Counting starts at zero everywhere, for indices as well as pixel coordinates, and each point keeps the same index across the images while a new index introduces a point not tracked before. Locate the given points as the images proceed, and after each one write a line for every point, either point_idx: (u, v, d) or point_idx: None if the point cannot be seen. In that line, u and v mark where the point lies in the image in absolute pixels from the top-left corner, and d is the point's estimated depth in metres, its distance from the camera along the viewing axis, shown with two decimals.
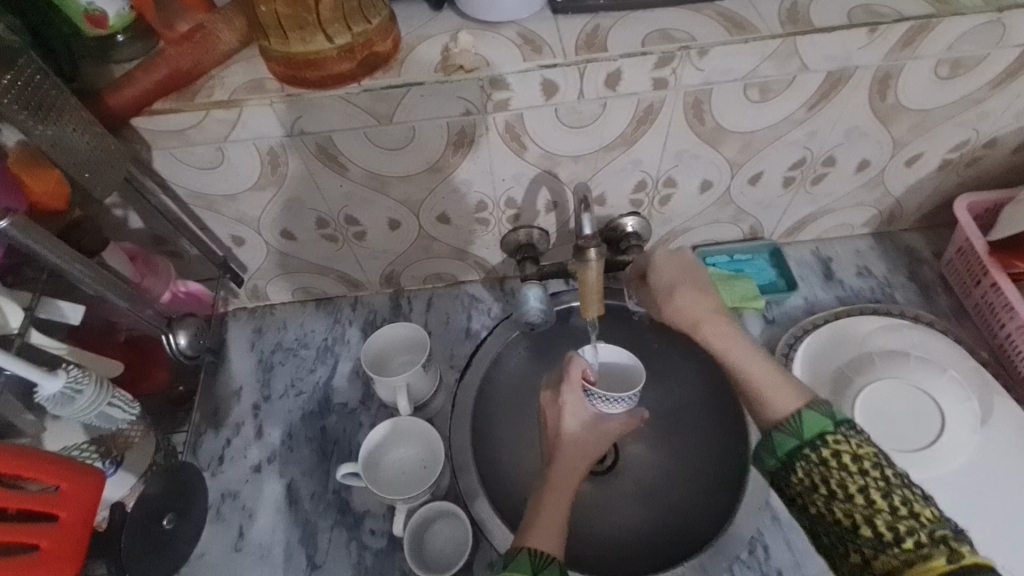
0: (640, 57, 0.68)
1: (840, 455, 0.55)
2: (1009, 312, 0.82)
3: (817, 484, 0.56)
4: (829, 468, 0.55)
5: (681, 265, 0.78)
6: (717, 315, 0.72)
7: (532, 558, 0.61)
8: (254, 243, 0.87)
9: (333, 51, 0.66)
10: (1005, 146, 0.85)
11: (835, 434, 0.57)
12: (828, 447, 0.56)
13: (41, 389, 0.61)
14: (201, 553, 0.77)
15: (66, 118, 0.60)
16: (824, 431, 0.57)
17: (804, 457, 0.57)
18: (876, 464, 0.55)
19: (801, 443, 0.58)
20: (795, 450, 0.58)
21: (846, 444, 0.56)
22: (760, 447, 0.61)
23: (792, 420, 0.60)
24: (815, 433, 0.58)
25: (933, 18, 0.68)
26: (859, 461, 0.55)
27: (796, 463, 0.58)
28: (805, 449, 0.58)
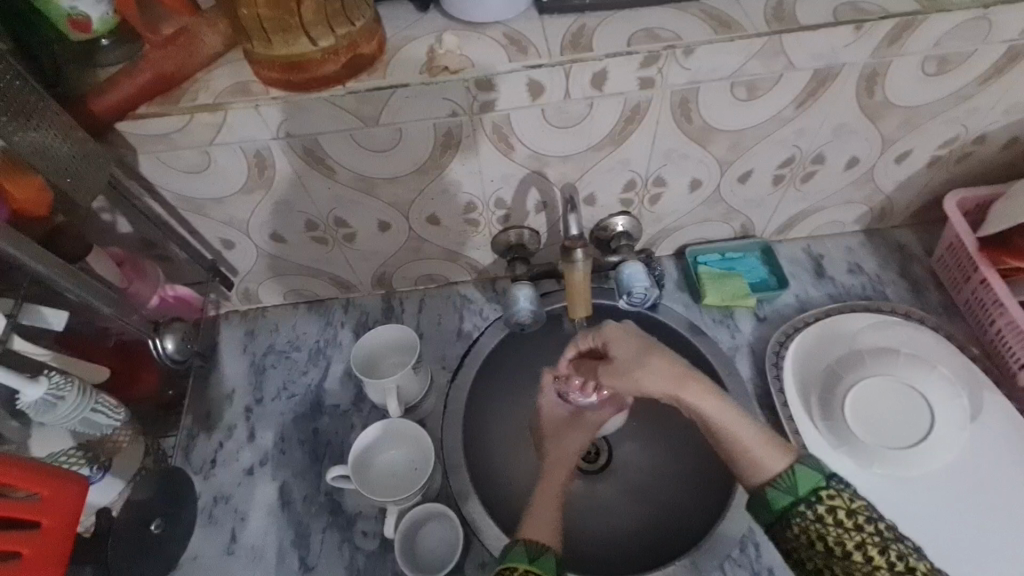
0: (626, 57, 0.67)
1: (836, 511, 0.60)
2: (998, 309, 0.82)
3: (815, 541, 0.60)
4: (826, 524, 0.60)
5: (635, 334, 0.77)
6: (687, 377, 0.71)
7: (528, 549, 0.64)
8: (244, 246, 0.87)
9: (319, 53, 0.66)
10: (994, 142, 0.85)
11: (828, 489, 0.61)
12: (823, 503, 0.60)
13: (24, 396, 0.63)
14: (193, 556, 0.76)
15: (47, 124, 0.60)
16: (817, 486, 0.61)
17: (800, 514, 0.61)
18: (869, 518, 0.60)
19: (795, 499, 0.62)
20: (790, 506, 0.62)
21: (840, 499, 0.60)
22: (754, 503, 0.65)
23: (785, 475, 0.63)
24: (809, 489, 0.61)
25: (919, 16, 0.68)
26: (853, 516, 0.60)
27: (792, 520, 0.61)
28: (800, 505, 0.61)
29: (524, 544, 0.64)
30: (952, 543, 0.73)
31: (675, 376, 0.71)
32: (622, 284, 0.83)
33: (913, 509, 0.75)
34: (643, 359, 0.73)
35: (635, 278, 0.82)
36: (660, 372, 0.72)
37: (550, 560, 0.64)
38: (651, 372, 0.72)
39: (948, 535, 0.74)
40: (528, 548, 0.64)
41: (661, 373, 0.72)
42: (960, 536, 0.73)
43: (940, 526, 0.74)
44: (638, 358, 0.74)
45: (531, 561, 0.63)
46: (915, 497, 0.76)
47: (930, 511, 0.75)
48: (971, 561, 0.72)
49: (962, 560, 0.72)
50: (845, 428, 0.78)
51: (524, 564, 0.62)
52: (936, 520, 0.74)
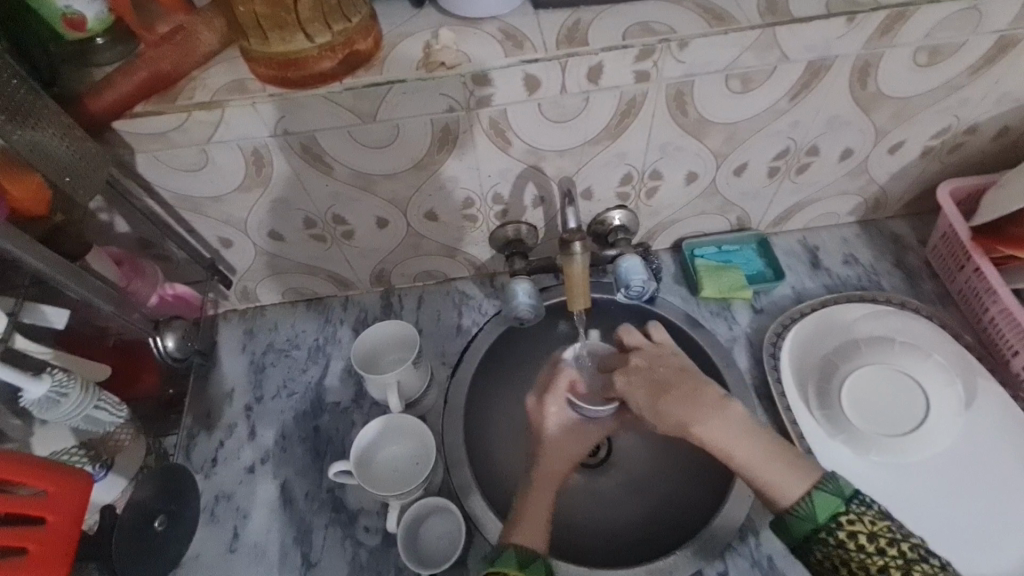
0: (621, 50, 0.68)
1: (856, 536, 0.58)
2: (992, 297, 0.83)
3: (838, 565, 0.59)
4: (848, 549, 0.58)
5: (647, 377, 0.77)
6: (699, 408, 0.70)
7: (518, 554, 0.65)
8: (242, 244, 0.87)
9: (315, 50, 0.66)
10: (986, 132, 0.85)
11: (848, 513, 0.59)
12: (843, 529, 0.59)
13: (25, 394, 0.63)
14: (196, 554, 0.77)
15: (45, 123, 0.61)
16: (837, 511, 0.60)
17: (822, 541, 0.60)
18: (892, 539, 0.58)
19: (815, 526, 0.60)
20: (811, 533, 0.60)
21: (860, 524, 0.58)
22: (778, 527, 0.63)
23: (804, 503, 0.61)
24: (829, 516, 0.60)
25: (910, 7, 0.69)
26: (876, 540, 0.58)
27: (813, 546, 0.60)
28: (821, 532, 0.60)
29: (515, 549, 0.66)
30: (944, 530, 0.74)
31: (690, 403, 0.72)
32: (620, 278, 0.82)
33: (906, 496, 0.76)
34: (661, 395, 0.74)
35: (632, 271, 0.82)
36: (677, 402, 0.72)
37: (541, 564, 0.65)
38: (655, 392, 0.75)
39: (940, 522, 0.74)
40: (519, 553, 0.66)
41: (670, 414, 0.72)
42: (954, 522, 0.74)
43: (933, 513, 0.75)
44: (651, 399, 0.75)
45: (522, 567, 0.64)
46: (908, 484, 0.77)
47: (923, 498, 0.76)
48: (964, 547, 0.73)
49: (954, 546, 0.73)
50: (841, 417, 0.78)
51: (514, 568, 0.64)
52: (929, 507, 0.75)
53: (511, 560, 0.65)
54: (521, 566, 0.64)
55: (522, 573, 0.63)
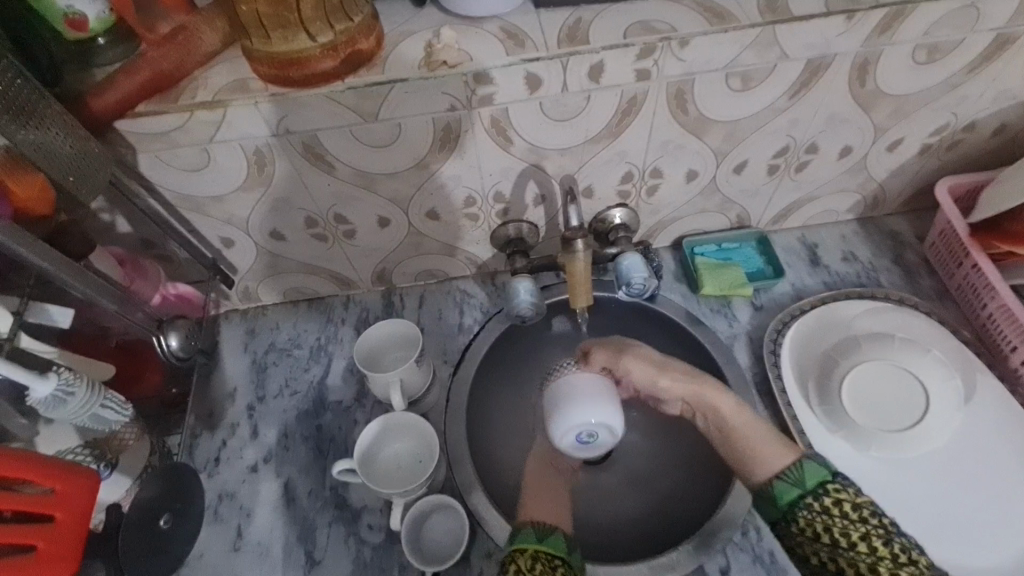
0: (622, 49, 0.68)
1: (841, 503, 0.63)
2: (990, 293, 0.84)
3: (820, 533, 0.62)
4: (832, 515, 0.62)
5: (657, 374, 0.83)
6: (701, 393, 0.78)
7: (535, 531, 0.67)
8: (243, 244, 0.87)
9: (316, 50, 0.66)
10: (984, 129, 0.86)
11: (834, 483, 0.64)
12: (829, 496, 0.64)
13: (34, 392, 0.63)
14: (200, 553, 0.77)
15: (48, 121, 0.61)
16: (824, 480, 0.65)
17: (807, 506, 0.64)
18: (874, 511, 0.62)
19: (802, 491, 0.65)
20: (797, 499, 0.65)
21: (845, 493, 0.63)
22: (764, 500, 0.68)
23: (794, 470, 0.67)
24: (816, 482, 0.65)
25: (909, 5, 0.69)
26: (858, 509, 0.62)
27: (797, 514, 0.65)
28: (807, 497, 0.65)
29: (532, 527, 0.67)
30: (941, 525, 0.74)
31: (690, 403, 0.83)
32: (621, 276, 0.83)
33: (903, 492, 0.77)
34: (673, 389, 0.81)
35: (633, 269, 0.82)
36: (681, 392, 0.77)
37: (558, 538, 0.66)
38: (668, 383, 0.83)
39: (938, 517, 0.75)
40: (537, 530, 0.67)
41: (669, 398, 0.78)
42: (951, 517, 0.75)
43: (930, 508, 0.76)
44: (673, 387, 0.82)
45: (539, 541, 0.65)
46: (906, 479, 0.78)
47: (921, 493, 0.77)
48: (961, 541, 0.73)
49: (951, 540, 0.73)
50: (842, 413, 0.79)
51: (532, 544, 0.65)
52: (927, 502, 0.76)
53: (530, 538, 0.66)
54: (538, 540, 0.66)
55: (540, 546, 0.65)
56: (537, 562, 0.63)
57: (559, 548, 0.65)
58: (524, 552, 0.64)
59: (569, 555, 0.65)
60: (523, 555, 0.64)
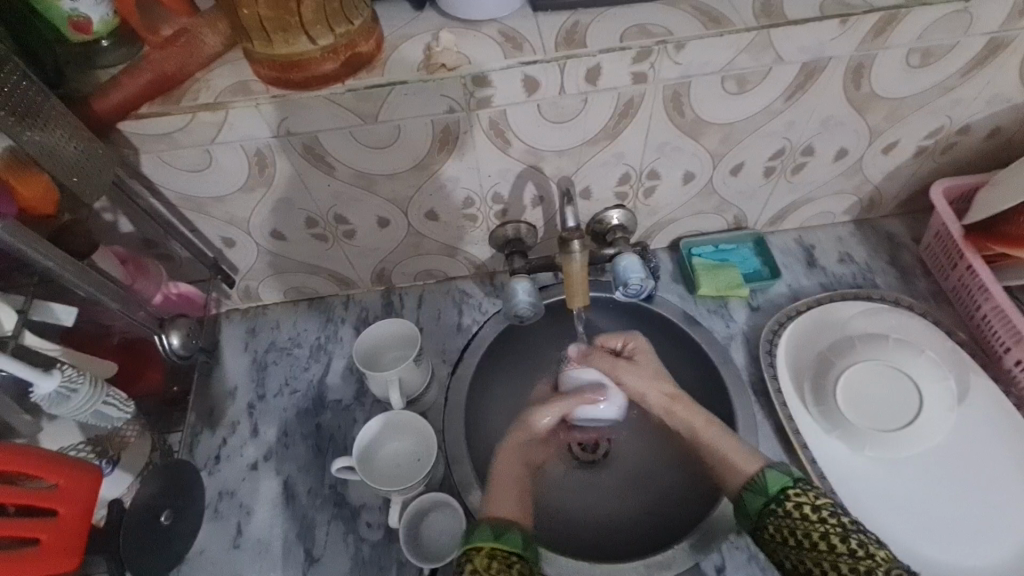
0: (618, 52, 0.69)
1: (801, 506, 0.64)
2: (984, 294, 0.84)
3: (786, 536, 0.64)
4: (794, 518, 0.64)
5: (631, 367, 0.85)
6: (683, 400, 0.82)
7: (492, 527, 0.67)
8: (244, 244, 0.88)
9: (318, 52, 0.67)
10: (979, 132, 0.87)
11: (795, 488, 0.66)
12: (790, 500, 0.65)
13: (38, 389, 0.63)
14: (201, 549, 0.78)
15: (53, 124, 0.62)
16: (786, 486, 0.66)
17: (773, 512, 0.66)
18: (832, 511, 0.63)
19: (767, 499, 0.67)
20: (763, 507, 0.67)
21: (805, 496, 0.65)
22: (739, 511, 0.70)
23: (758, 479, 0.69)
24: (778, 489, 0.67)
25: (903, 9, 0.70)
26: (817, 510, 0.64)
27: (767, 520, 0.66)
28: (771, 504, 0.66)
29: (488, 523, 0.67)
30: (938, 524, 0.75)
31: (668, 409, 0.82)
32: (619, 277, 0.83)
33: (899, 491, 0.78)
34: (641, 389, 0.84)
35: (631, 270, 0.83)
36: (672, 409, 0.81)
37: (516, 535, 0.66)
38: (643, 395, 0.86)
39: (935, 517, 0.76)
40: (494, 526, 0.67)
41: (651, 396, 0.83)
42: (947, 517, 0.75)
43: (923, 508, 0.76)
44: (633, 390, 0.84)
45: (496, 539, 0.65)
46: (902, 480, 0.78)
47: (917, 493, 0.77)
48: (955, 541, 0.74)
49: (946, 539, 0.74)
50: (836, 413, 0.80)
51: (490, 541, 0.65)
52: (921, 502, 0.77)
53: (486, 533, 0.66)
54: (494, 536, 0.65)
55: (498, 544, 0.64)
56: (494, 560, 0.63)
57: (516, 545, 0.65)
58: (481, 551, 0.64)
59: (526, 551, 0.65)
60: (480, 553, 0.64)
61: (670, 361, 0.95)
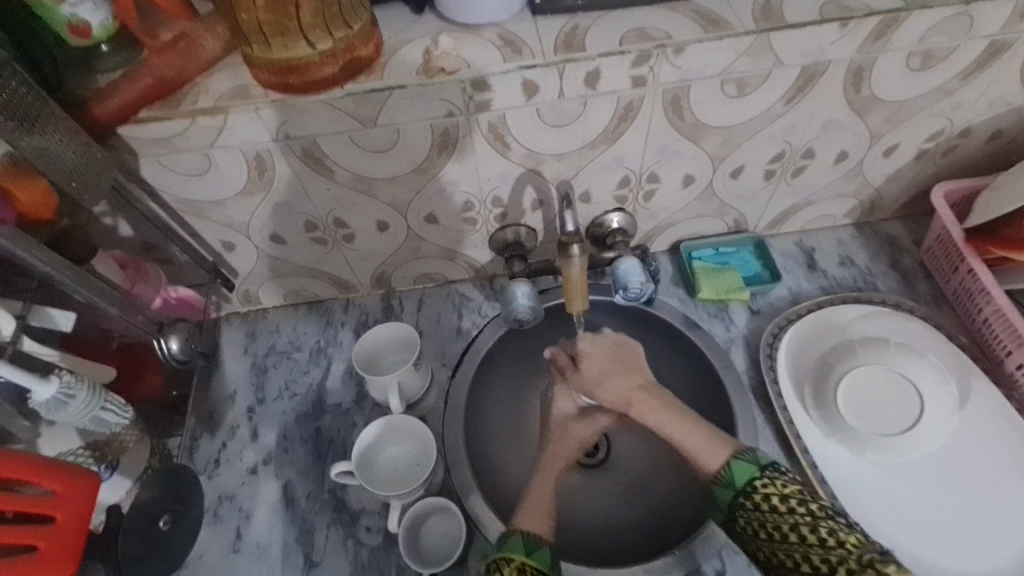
0: (618, 56, 0.69)
1: (770, 497, 0.62)
2: (985, 297, 0.84)
3: (757, 529, 0.62)
4: (763, 511, 0.62)
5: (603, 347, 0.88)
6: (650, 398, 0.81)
7: (525, 539, 0.67)
8: (244, 248, 0.88)
9: (317, 56, 0.67)
10: (980, 135, 0.86)
11: (762, 478, 0.64)
12: (758, 492, 0.63)
13: (35, 395, 0.64)
14: (200, 554, 0.77)
15: (52, 127, 0.61)
16: (752, 477, 0.65)
17: (742, 505, 0.64)
18: (801, 500, 0.61)
19: (735, 492, 0.65)
20: (733, 500, 0.65)
21: (773, 486, 0.63)
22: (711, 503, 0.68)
23: (724, 472, 0.67)
24: (746, 481, 0.65)
25: (903, 12, 0.69)
26: (787, 500, 0.62)
27: (737, 514, 0.64)
28: (740, 497, 0.64)
29: (522, 535, 0.67)
30: (940, 527, 0.75)
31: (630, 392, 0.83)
32: (618, 280, 0.83)
33: (900, 494, 0.78)
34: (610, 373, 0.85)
35: (631, 274, 0.83)
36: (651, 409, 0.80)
37: (546, 553, 0.67)
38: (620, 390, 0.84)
39: (936, 520, 0.75)
40: (526, 539, 0.67)
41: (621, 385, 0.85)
42: (948, 520, 0.75)
43: (925, 512, 0.76)
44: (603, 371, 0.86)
45: (527, 554, 0.65)
46: (903, 483, 0.78)
47: (918, 498, 0.77)
48: (957, 546, 0.73)
49: (948, 544, 0.74)
50: (837, 417, 0.79)
51: (520, 555, 0.65)
52: (922, 507, 0.76)
53: (518, 546, 0.66)
54: (527, 552, 0.66)
55: (528, 559, 0.65)
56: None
57: (545, 563, 0.66)
58: (510, 562, 0.65)
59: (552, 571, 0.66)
60: (509, 564, 0.64)
61: (670, 365, 0.95)
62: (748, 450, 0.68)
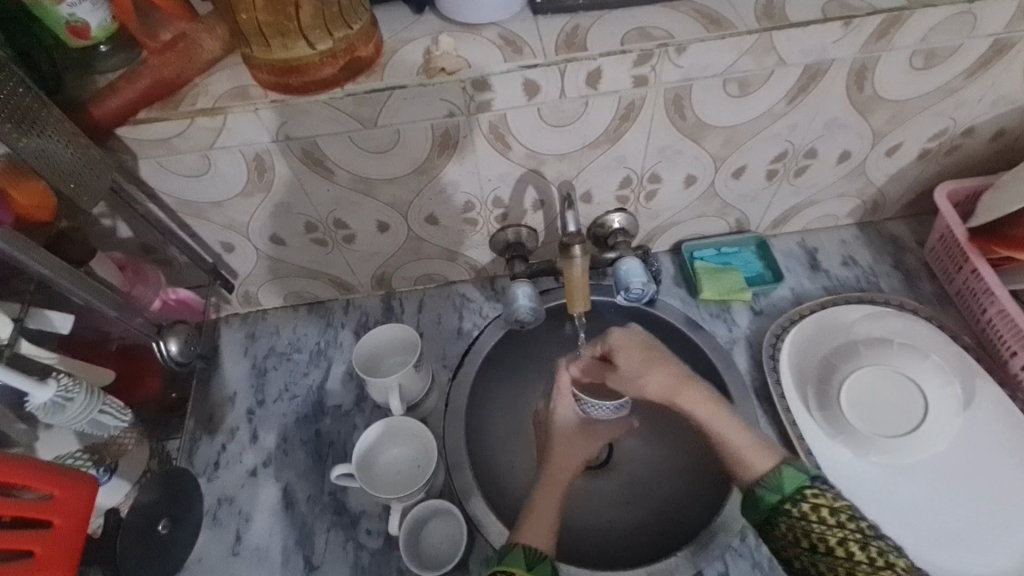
0: (619, 56, 0.68)
1: (819, 508, 0.62)
2: (989, 297, 0.83)
3: (799, 537, 0.62)
4: (810, 521, 0.62)
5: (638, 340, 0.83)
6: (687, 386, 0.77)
7: (526, 553, 0.66)
8: (243, 249, 0.88)
9: (316, 57, 0.66)
10: (983, 134, 0.86)
11: (812, 488, 0.64)
12: (807, 501, 0.63)
13: (32, 399, 0.63)
14: (199, 557, 0.77)
15: (49, 129, 0.61)
16: (802, 486, 0.64)
17: (787, 512, 0.63)
18: (852, 515, 0.61)
19: (782, 497, 0.64)
20: (777, 505, 0.64)
21: (823, 497, 0.62)
22: (746, 502, 0.67)
23: (773, 476, 0.66)
24: (794, 488, 0.64)
25: (906, 11, 0.69)
26: (836, 514, 0.61)
27: (778, 520, 0.64)
28: (786, 504, 0.64)
29: (523, 549, 0.66)
30: (944, 530, 0.74)
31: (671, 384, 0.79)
32: (620, 281, 0.83)
33: (903, 496, 0.77)
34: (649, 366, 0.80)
35: (632, 274, 0.82)
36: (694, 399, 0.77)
37: (547, 567, 0.66)
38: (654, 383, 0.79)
39: (939, 522, 0.75)
40: (528, 553, 0.66)
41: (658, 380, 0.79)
42: (951, 522, 0.75)
43: (930, 514, 0.75)
44: (642, 366, 0.81)
45: (529, 568, 0.65)
46: (907, 485, 0.78)
47: (922, 499, 0.77)
48: (963, 548, 0.73)
49: (954, 546, 0.73)
50: (840, 418, 0.79)
51: (521, 570, 0.65)
52: (927, 508, 0.76)
53: (520, 560, 0.66)
54: (529, 566, 0.65)
55: (529, 574, 0.64)
56: None
57: None
58: None
59: None
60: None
61: None
62: (798, 459, 0.67)
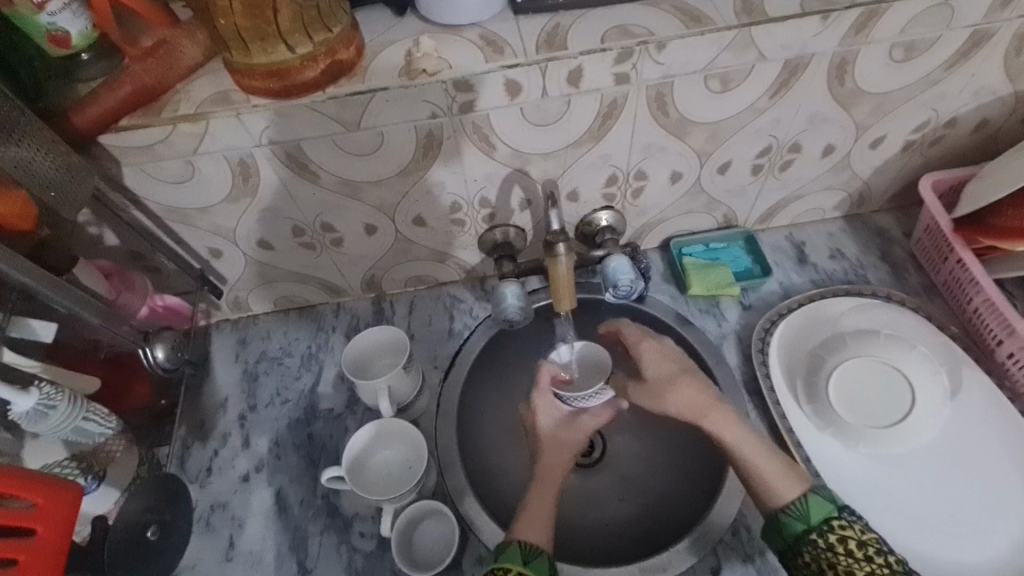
0: (599, 54, 0.69)
1: (847, 540, 0.63)
2: (975, 287, 0.84)
3: (825, 569, 0.62)
4: (838, 553, 0.62)
5: (671, 354, 0.84)
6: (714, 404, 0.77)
7: (522, 548, 0.67)
8: (231, 255, 0.88)
9: (296, 60, 0.67)
10: (966, 125, 0.86)
11: (839, 519, 0.64)
12: (834, 532, 0.64)
13: (15, 406, 0.64)
14: (191, 563, 0.77)
15: (25, 137, 0.61)
16: (829, 517, 0.65)
17: (812, 542, 0.64)
18: (879, 549, 0.62)
19: (807, 527, 0.65)
20: (802, 533, 0.65)
21: (850, 530, 0.64)
22: (768, 529, 0.68)
23: (799, 503, 0.66)
24: (821, 518, 0.65)
25: (883, 4, 0.69)
26: (864, 547, 0.63)
27: (802, 548, 0.64)
28: (812, 533, 0.64)
29: (519, 546, 0.67)
30: (937, 518, 0.75)
31: (699, 398, 0.77)
32: (608, 278, 0.83)
33: (892, 487, 0.77)
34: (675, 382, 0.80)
35: (620, 271, 0.82)
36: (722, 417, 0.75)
37: (543, 562, 0.66)
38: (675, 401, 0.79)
39: (933, 511, 0.75)
40: (523, 549, 0.67)
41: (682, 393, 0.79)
42: (942, 512, 0.75)
43: (923, 504, 0.76)
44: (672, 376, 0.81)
45: (524, 563, 0.65)
46: (899, 475, 0.78)
47: (914, 490, 0.77)
48: (956, 536, 0.73)
49: (947, 535, 0.73)
50: (830, 411, 0.79)
51: (518, 565, 0.65)
52: (919, 498, 0.76)
53: (516, 555, 0.66)
54: (524, 561, 0.66)
55: (524, 569, 0.65)
56: None
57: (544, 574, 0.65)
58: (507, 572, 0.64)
59: None
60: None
61: None
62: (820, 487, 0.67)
